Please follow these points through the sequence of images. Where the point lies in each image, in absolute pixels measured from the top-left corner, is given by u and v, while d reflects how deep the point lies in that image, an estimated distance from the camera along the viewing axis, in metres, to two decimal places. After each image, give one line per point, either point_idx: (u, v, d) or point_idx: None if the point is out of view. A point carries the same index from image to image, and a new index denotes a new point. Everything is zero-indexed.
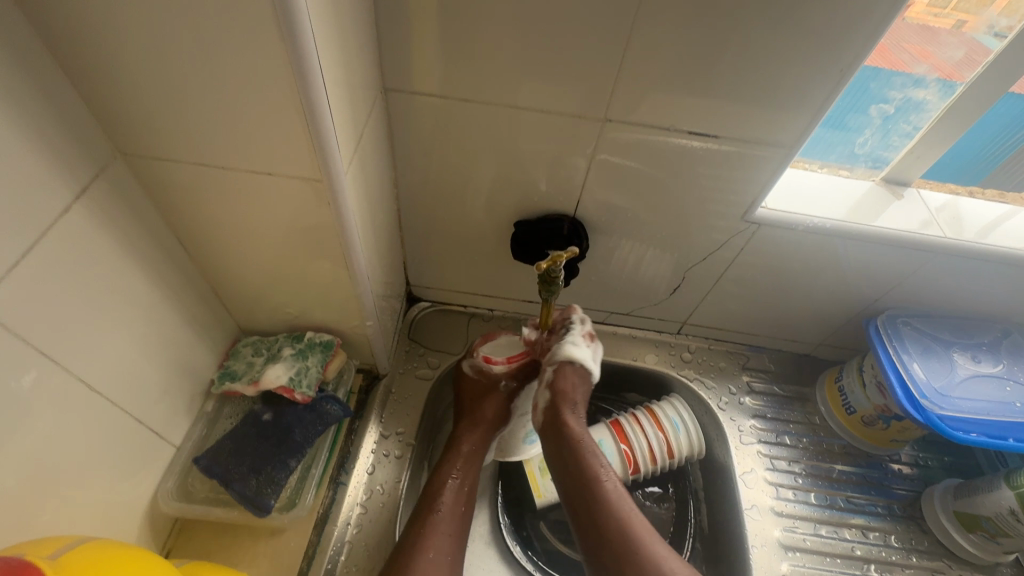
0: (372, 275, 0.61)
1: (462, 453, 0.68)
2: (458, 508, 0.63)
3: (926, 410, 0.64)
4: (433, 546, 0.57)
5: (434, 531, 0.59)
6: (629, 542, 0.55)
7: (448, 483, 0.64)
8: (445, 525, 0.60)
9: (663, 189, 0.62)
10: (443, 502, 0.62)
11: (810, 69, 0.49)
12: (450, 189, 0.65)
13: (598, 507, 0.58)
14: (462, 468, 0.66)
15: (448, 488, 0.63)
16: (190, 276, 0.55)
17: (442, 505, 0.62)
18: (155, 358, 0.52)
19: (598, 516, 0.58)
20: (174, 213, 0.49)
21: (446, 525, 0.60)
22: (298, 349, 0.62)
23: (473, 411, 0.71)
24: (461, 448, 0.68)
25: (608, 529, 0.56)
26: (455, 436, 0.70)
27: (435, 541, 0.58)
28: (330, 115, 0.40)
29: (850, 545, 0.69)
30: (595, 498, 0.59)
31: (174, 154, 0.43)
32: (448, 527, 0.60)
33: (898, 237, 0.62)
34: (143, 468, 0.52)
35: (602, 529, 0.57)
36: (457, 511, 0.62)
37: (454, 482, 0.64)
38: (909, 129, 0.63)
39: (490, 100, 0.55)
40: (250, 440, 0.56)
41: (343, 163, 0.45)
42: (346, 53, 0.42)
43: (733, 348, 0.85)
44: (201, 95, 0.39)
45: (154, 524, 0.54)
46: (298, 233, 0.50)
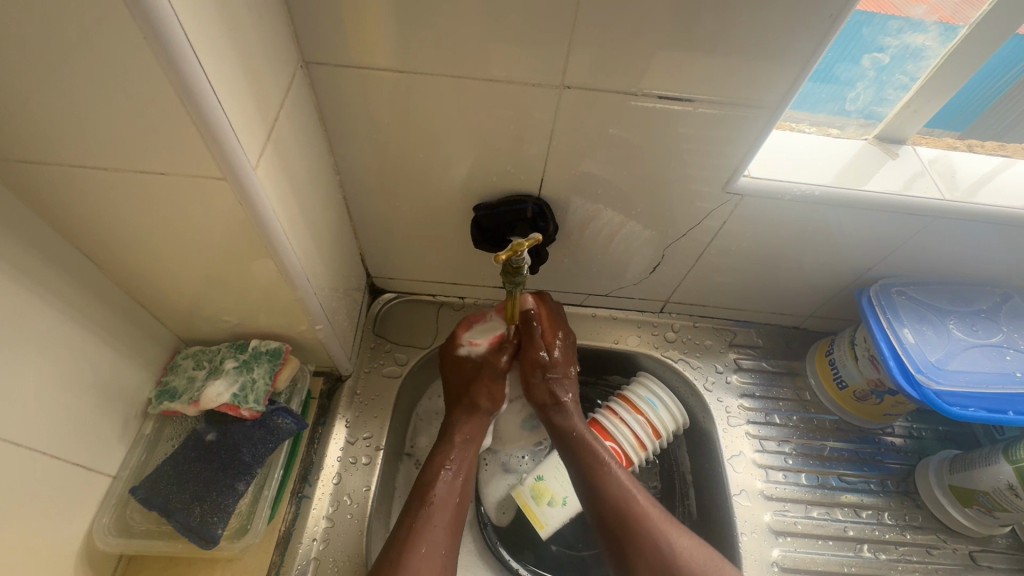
0: (316, 275, 0.55)
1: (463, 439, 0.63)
2: (454, 501, 0.59)
3: (922, 386, 0.60)
4: (425, 542, 0.54)
5: (427, 524, 0.56)
6: (642, 528, 0.56)
7: (444, 475, 0.60)
8: (439, 519, 0.56)
9: (634, 162, 0.56)
10: (436, 494, 0.58)
11: (793, 16, 0.43)
12: (399, 172, 0.59)
13: (626, 515, 0.57)
14: (458, 459, 0.62)
15: (442, 480, 0.59)
16: (104, 291, 0.49)
17: (436, 496, 0.58)
18: (70, 387, 0.46)
19: (627, 524, 0.56)
20: (69, 223, 0.42)
21: (441, 519, 0.57)
22: (242, 361, 0.56)
23: (466, 400, 0.66)
24: (456, 436, 0.64)
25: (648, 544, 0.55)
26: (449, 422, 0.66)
27: (433, 537, 0.55)
28: (218, 98, 0.34)
29: (842, 526, 0.67)
30: (621, 507, 0.57)
31: (44, 157, 0.36)
32: (443, 523, 0.56)
33: (892, 203, 0.57)
34: (71, 507, 0.47)
35: (631, 541, 0.56)
36: (452, 503, 0.58)
37: (449, 473, 0.60)
38: (905, 80, 0.56)
39: (430, 70, 0.48)
40: (193, 465, 0.52)
41: (249, 156, 0.38)
42: (237, 22, 0.35)
43: (718, 324, 0.80)
44: (56, 86, 0.32)
45: (92, 562, 0.50)
46: (216, 236, 0.44)
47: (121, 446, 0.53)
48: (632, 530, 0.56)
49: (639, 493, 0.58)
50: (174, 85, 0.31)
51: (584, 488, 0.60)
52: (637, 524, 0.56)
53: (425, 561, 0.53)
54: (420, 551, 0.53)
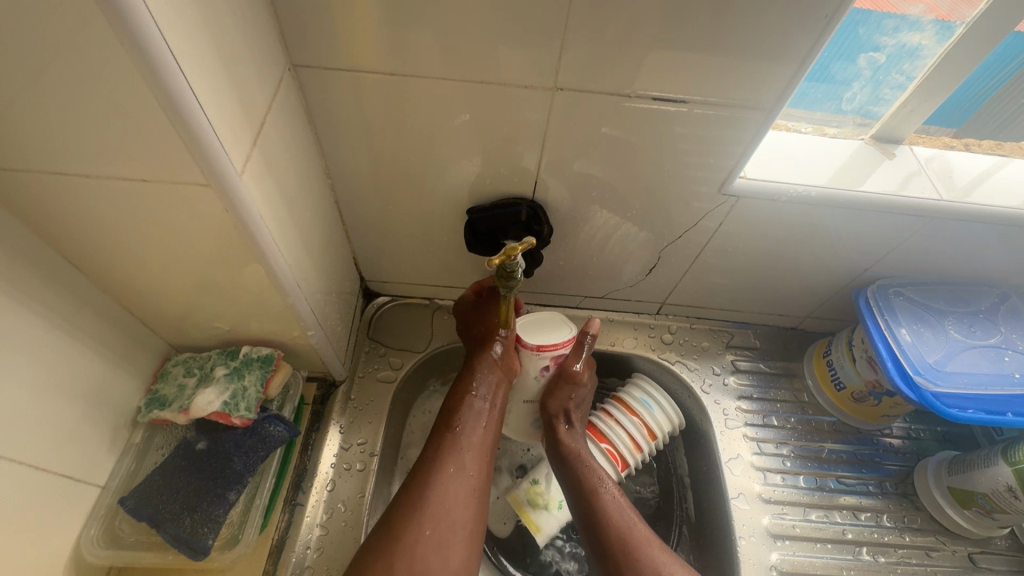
0: (307, 281, 0.54)
1: (493, 364, 0.62)
2: (481, 426, 0.59)
3: (921, 388, 0.60)
4: (453, 462, 0.56)
5: (454, 448, 0.57)
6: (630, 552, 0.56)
7: (472, 403, 0.60)
8: (467, 442, 0.57)
9: (629, 164, 0.56)
10: (464, 420, 0.59)
11: (788, 17, 0.42)
12: (392, 175, 0.58)
13: (619, 539, 0.57)
14: (485, 385, 0.61)
15: (469, 408, 0.60)
16: (91, 299, 0.48)
17: (462, 422, 0.59)
18: (57, 398, 0.46)
19: (618, 548, 0.56)
20: (52, 231, 0.42)
21: (468, 443, 0.58)
22: (233, 368, 0.56)
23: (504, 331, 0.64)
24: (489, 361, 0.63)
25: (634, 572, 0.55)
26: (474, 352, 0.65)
27: (462, 458, 0.56)
28: (201, 104, 0.33)
29: (841, 529, 0.66)
30: (615, 531, 0.57)
31: (24, 164, 0.35)
32: (471, 447, 0.57)
33: (889, 204, 0.56)
34: (59, 519, 0.47)
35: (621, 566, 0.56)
36: (479, 427, 0.59)
37: (477, 400, 0.60)
38: (901, 80, 0.56)
39: (421, 72, 0.47)
40: (182, 475, 0.52)
41: (235, 163, 0.37)
42: (221, 26, 0.34)
43: (715, 325, 0.80)
44: (34, 93, 0.31)
45: (81, 574, 0.49)
46: (204, 243, 0.43)
47: (110, 456, 0.52)
48: (620, 554, 0.56)
49: (632, 521, 0.58)
50: (154, 92, 0.31)
51: (576, 504, 0.60)
52: (626, 552, 0.56)
53: (454, 481, 0.54)
54: (449, 471, 0.55)
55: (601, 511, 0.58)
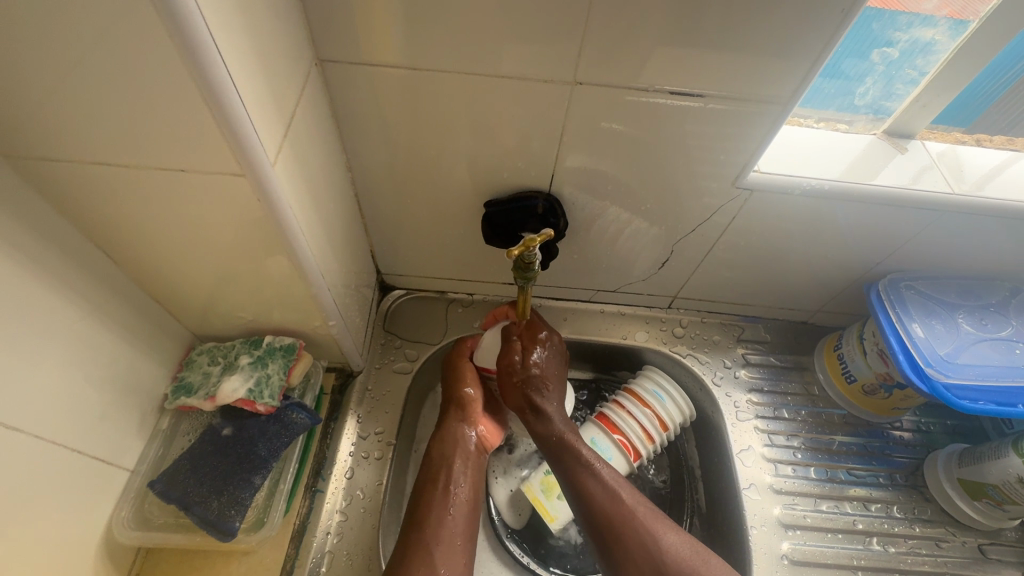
0: (329, 271, 0.55)
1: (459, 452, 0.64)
2: (455, 517, 0.58)
3: (932, 379, 0.60)
4: (425, 563, 0.54)
5: (425, 543, 0.55)
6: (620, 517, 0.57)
7: (440, 490, 0.60)
8: (441, 537, 0.56)
9: (644, 158, 0.56)
10: (432, 512, 0.58)
11: (805, 12, 0.43)
12: (411, 169, 0.59)
13: (610, 510, 0.57)
14: (453, 472, 0.62)
15: (438, 497, 0.59)
16: (122, 288, 0.49)
17: (431, 514, 0.58)
18: (91, 383, 0.47)
19: (609, 519, 0.57)
20: (89, 220, 0.43)
21: (443, 537, 0.56)
22: (257, 356, 0.57)
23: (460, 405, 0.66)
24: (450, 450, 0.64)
25: (626, 541, 0.56)
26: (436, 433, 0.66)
27: (437, 556, 0.55)
28: (239, 96, 0.34)
29: (851, 519, 0.67)
30: (604, 500, 0.58)
31: (67, 155, 0.37)
32: (444, 541, 0.56)
33: (902, 197, 0.57)
34: (92, 500, 0.48)
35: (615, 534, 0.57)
36: (451, 520, 0.58)
37: (448, 490, 0.60)
38: (914, 75, 0.56)
39: (443, 67, 0.48)
40: (210, 459, 0.53)
41: (268, 152, 0.39)
42: (256, 21, 0.35)
43: (726, 319, 0.81)
44: (81, 85, 0.32)
45: (112, 554, 0.51)
46: (234, 233, 0.45)
47: (139, 441, 0.54)
48: (609, 524, 0.57)
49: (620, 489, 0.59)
50: (196, 82, 0.32)
51: (563, 481, 0.60)
52: (616, 522, 0.57)
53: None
54: (421, 572, 0.53)
55: (587, 484, 0.58)
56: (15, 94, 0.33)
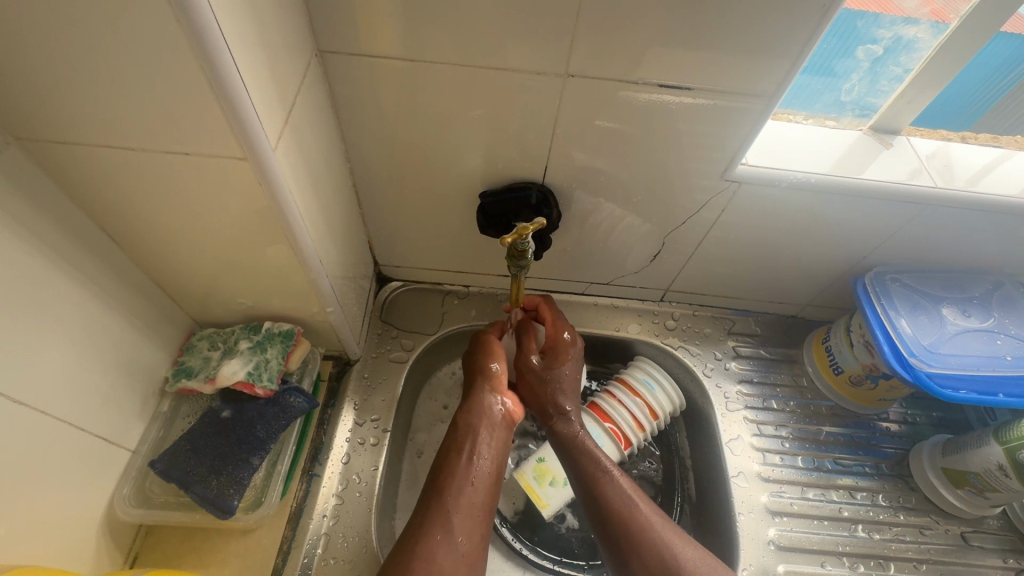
0: (327, 259, 0.56)
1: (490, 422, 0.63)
2: (474, 486, 0.58)
3: (915, 369, 0.62)
4: (441, 529, 0.54)
5: (442, 510, 0.55)
6: (631, 526, 0.57)
7: (463, 458, 0.59)
8: (458, 504, 0.56)
9: (636, 151, 0.58)
10: (454, 480, 0.58)
11: (790, 8, 0.44)
12: (408, 161, 0.61)
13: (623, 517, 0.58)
14: (478, 441, 0.61)
15: (460, 466, 0.59)
16: (125, 271, 0.51)
17: (454, 482, 0.57)
18: (95, 363, 0.49)
19: (622, 527, 0.57)
20: (94, 204, 0.44)
21: (460, 506, 0.56)
22: (256, 342, 0.58)
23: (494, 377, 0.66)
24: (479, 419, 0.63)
25: (643, 554, 0.56)
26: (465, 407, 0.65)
27: (454, 523, 0.54)
28: (242, 81, 0.35)
29: (837, 507, 0.68)
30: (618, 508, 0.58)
31: (76, 138, 0.38)
32: (460, 508, 0.56)
33: (886, 191, 0.58)
34: (95, 477, 0.50)
35: (628, 543, 0.57)
36: (469, 488, 0.57)
37: (467, 457, 0.59)
38: (898, 72, 0.58)
39: (439, 59, 0.50)
40: (209, 440, 0.55)
41: (269, 137, 0.40)
42: (257, 10, 0.37)
43: (718, 312, 0.82)
44: (90, 68, 0.33)
45: (113, 531, 0.52)
46: (234, 217, 0.46)
47: (140, 423, 0.55)
48: (627, 538, 0.57)
49: (636, 501, 0.59)
50: (201, 66, 0.33)
51: (582, 494, 0.61)
52: (633, 536, 0.57)
53: (444, 548, 0.52)
54: (436, 538, 0.53)
55: (605, 497, 0.59)
56: (27, 77, 0.34)
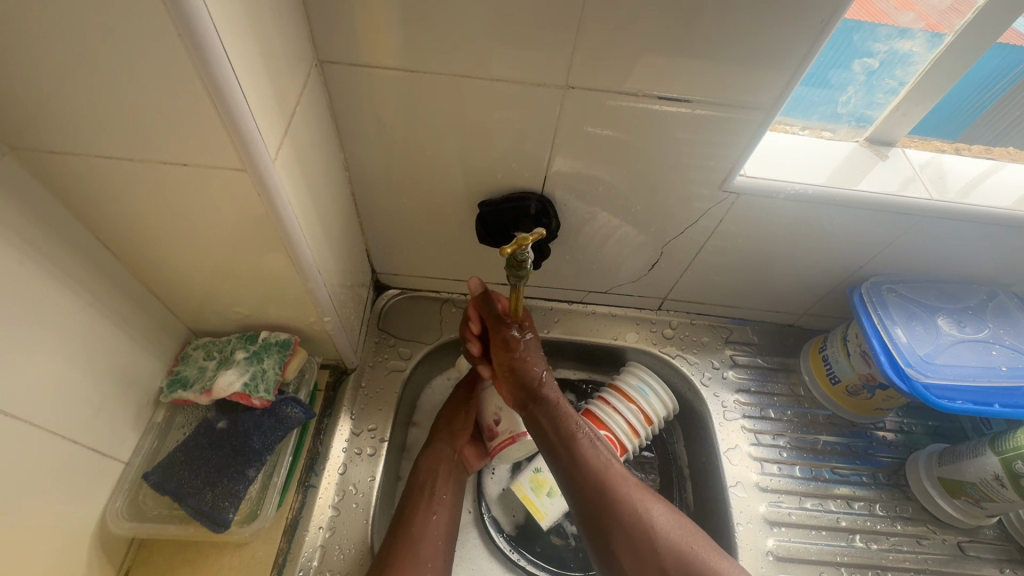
0: (325, 268, 0.56)
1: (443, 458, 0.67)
2: (435, 514, 0.62)
3: (912, 379, 0.62)
4: (409, 555, 0.57)
5: (407, 538, 0.59)
6: (610, 491, 0.57)
7: (426, 492, 0.64)
8: (421, 530, 0.60)
9: (636, 161, 0.58)
10: (415, 509, 0.62)
11: (788, 23, 0.44)
12: (407, 170, 0.61)
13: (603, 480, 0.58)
14: (435, 474, 0.66)
15: (421, 496, 0.63)
16: (120, 280, 0.50)
17: (414, 511, 0.62)
18: (87, 374, 0.48)
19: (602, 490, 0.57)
20: (91, 213, 0.44)
21: (422, 531, 0.60)
22: (253, 352, 0.58)
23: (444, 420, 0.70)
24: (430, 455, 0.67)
25: (620, 515, 0.56)
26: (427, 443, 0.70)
27: (420, 551, 0.58)
28: (242, 93, 0.35)
29: (835, 517, 0.68)
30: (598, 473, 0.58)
31: (73, 148, 0.38)
32: (425, 533, 0.60)
33: (883, 202, 0.59)
34: (88, 490, 0.49)
35: (609, 506, 0.57)
36: (432, 517, 0.62)
37: (427, 488, 0.64)
38: (894, 84, 0.58)
39: (439, 69, 0.50)
40: (204, 451, 0.54)
41: (269, 148, 0.40)
42: (258, 21, 0.37)
43: (715, 321, 0.82)
44: (87, 76, 0.33)
45: (105, 545, 0.51)
46: (233, 228, 0.46)
47: (134, 434, 0.54)
48: (604, 503, 0.57)
49: (613, 467, 0.59)
50: (203, 78, 0.33)
51: (555, 456, 0.59)
52: (610, 500, 0.57)
53: (409, 572, 0.56)
54: (403, 561, 0.57)
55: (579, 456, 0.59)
56: (27, 88, 0.34)
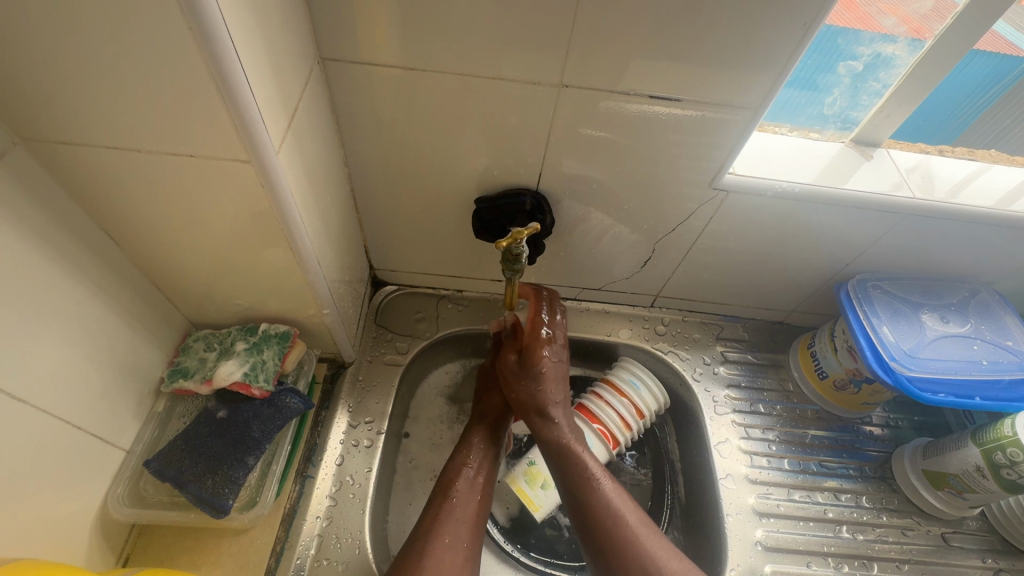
0: (325, 261, 0.57)
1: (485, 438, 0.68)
2: (475, 496, 0.62)
3: (896, 372, 0.64)
4: (449, 533, 0.58)
5: (448, 519, 0.59)
6: (614, 529, 0.58)
7: (469, 474, 0.64)
8: (461, 512, 0.60)
9: (628, 159, 0.59)
10: (457, 491, 0.62)
11: (774, 25, 0.46)
12: (405, 166, 0.62)
13: (609, 518, 0.59)
14: (477, 457, 0.66)
15: (462, 478, 0.63)
16: (123, 271, 0.51)
17: (455, 492, 0.62)
18: (91, 361, 0.49)
19: (606, 526, 0.59)
20: (97, 203, 0.45)
21: (463, 512, 0.60)
22: (253, 343, 0.59)
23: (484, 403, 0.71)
24: (473, 436, 0.68)
25: (623, 554, 0.57)
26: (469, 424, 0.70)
27: (459, 529, 0.59)
28: (249, 86, 0.37)
29: (823, 508, 0.70)
30: (603, 510, 0.59)
31: (82, 138, 0.39)
32: (465, 515, 0.60)
33: (867, 200, 0.61)
34: (89, 476, 0.50)
35: (613, 544, 0.58)
36: (472, 500, 0.62)
37: (469, 470, 0.64)
38: (878, 87, 0.60)
39: (436, 68, 0.51)
40: (204, 439, 0.55)
41: (272, 141, 0.41)
42: (263, 18, 0.38)
43: (706, 318, 0.84)
44: (99, 69, 0.34)
45: (105, 531, 0.52)
46: (236, 220, 0.47)
47: (135, 423, 0.55)
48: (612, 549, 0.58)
49: (622, 505, 0.60)
50: (211, 71, 0.35)
51: (567, 491, 0.62)
52: (615, 537, 0.58)
53: (447, 553, 0.56)
54: (442, 542, 0.57)
55: (589, 493, 0.60)
56: (40, 79, 0.35)
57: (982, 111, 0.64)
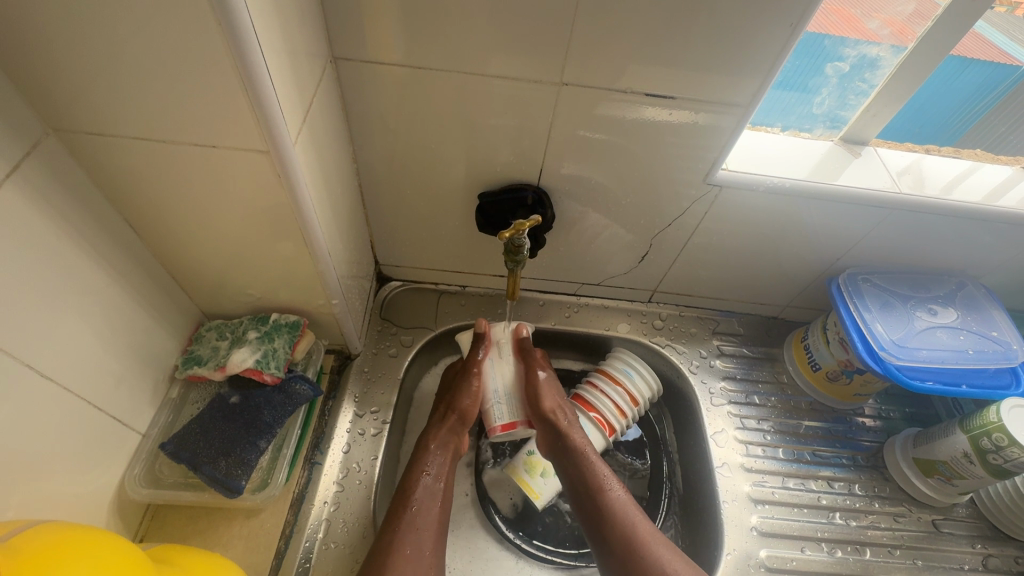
0: (334, 253, 0.60)
1: (443, 447, 0.67)
2: (435, 504, 0.62)
3: (885, 361, 0.66)
4: (409, 544, 0.57)
5: (412, 527, 0.58)
6: (630, 529, 0.60)
7: (427, 483, 0.63)
8: (423, 522, 0.59)
9: (626, 156, 0.62)
10: (418, 499, 0.61)
11: (763, 27, 0.49)
12: (411, 163, 0.64)
13: (626, 523, 0.61)
14: (436, 463, 0.65)
15: (422, 485, 0.63)
16: (142, 260, 0.53)
17: (416, 500, 0.61)
18: (111, 345, 0.51)
19: (621, 530, 0.61)
20: (121, 194, 0.47)
21: (425, 521, 0.59)
22: (264, 332, 0.61)
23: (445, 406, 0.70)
24: (431, 444, 0.67)
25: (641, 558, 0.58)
26: (426, 431, 0.69)
27: (421, 539, 0.58)
28: (269, 79, 0.39)
29: (816, 495, 0.72)
30: (620, 515, 0.62)
31: (110, 129, 0.42)
32: (428, 523, 0.60)
33: (856, 196, 0.63)
34: (106, 457, 0.52)
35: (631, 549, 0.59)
36: (433, 507, 0.61)
37: (428, 477, 0.64)
38: (864, 87, 0.63)
39: (442, 66, 0.53)
40: (217, 423, 0.57)
41: (289, 130, 0.44)
42: (281, 18, 0.40)
43: (702, 313, 0.86)
44: (130, 63, 0.37)
45: (121, 510, 0.54)
46: (251, 212, 0.49)
47: (150, 407, 0.57)
48: (627, 556, 0.59)
49: (636, 513, 0.62)
50: (235, 64, 0.37)
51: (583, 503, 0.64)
52: (630, 542, 0.60)
53: (411, 563, 0.56)
54: (406, 553, 0.56)
55: (605, 503, 0.63)
56: (74, 74, 0.38)
57: (967, 111, 0.67)
